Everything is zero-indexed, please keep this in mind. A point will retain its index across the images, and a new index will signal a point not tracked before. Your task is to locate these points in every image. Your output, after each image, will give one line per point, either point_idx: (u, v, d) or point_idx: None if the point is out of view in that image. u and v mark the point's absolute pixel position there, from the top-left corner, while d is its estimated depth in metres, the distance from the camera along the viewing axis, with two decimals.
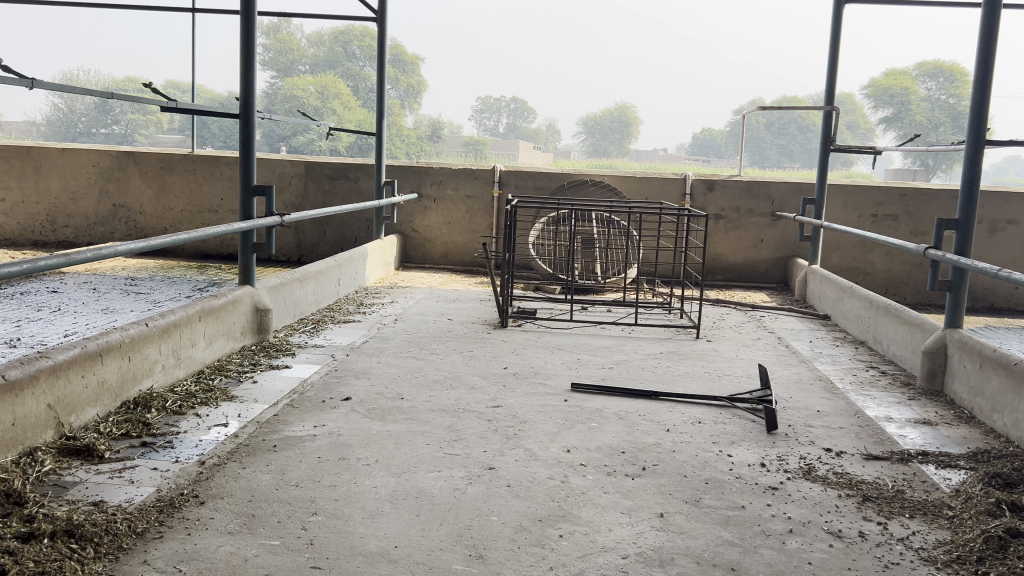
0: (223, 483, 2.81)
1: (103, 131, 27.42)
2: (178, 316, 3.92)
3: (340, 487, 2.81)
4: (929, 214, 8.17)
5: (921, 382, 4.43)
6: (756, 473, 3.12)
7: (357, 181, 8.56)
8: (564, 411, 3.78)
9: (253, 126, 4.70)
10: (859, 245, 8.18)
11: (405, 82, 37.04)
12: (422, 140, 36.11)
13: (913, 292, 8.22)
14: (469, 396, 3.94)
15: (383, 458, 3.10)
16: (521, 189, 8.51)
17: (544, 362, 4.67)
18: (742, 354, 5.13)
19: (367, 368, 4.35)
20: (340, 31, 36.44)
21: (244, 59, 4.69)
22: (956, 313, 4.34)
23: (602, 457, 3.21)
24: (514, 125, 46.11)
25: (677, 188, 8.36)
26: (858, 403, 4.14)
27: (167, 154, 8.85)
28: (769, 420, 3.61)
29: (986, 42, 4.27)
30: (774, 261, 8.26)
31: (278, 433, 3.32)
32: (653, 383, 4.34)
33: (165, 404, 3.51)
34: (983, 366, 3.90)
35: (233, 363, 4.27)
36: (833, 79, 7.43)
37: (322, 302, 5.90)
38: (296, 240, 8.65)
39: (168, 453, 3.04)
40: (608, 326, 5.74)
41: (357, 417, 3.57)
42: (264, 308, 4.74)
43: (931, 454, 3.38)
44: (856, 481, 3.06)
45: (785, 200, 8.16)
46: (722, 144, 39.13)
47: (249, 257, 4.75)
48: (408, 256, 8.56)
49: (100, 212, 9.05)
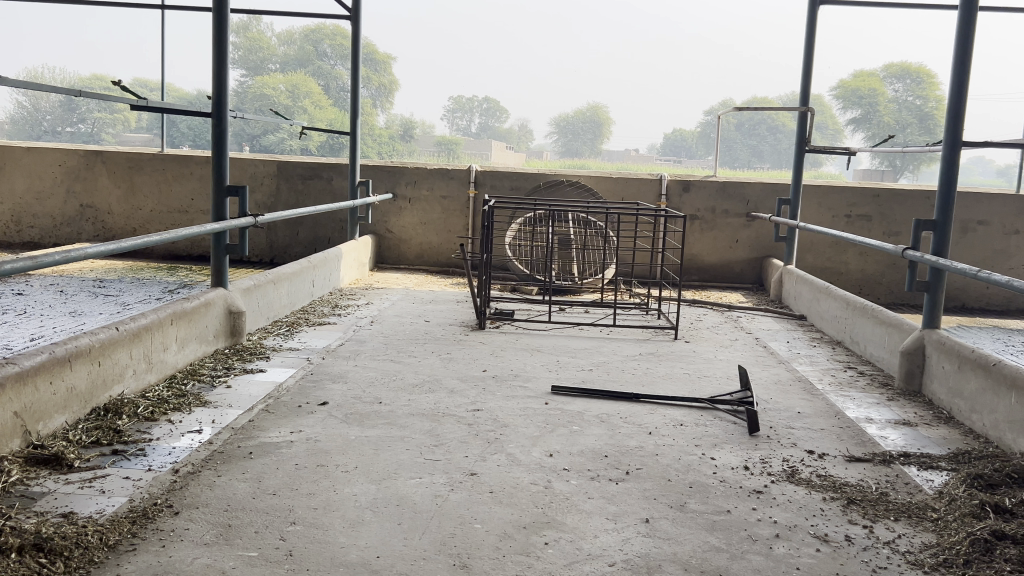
0: (198, 492, 2.73)
1: (69, 130, 26.95)
2: (150, 320, 3.82)
3: (319, 496, 2.75)
4: (902, 214, 8.23)
5: (899, 382, 4.45)
6: (740, 476, 3.10)
7: (330, 181, 8.46)
8: (545, 415, 3.73)
9: (226, 126, 4.60)
10: (833, 245, 8.22)
11: (376, 81, 36.89)
12: (394, 140, 35.94)
13: (887, 292, 8.28)
14: (448, 399, 3.89)
15: (362, 465, 3.03)
16: (496, 190, 8.46)
17: (523, 364, 4.63)
18: (720, 354, 5.12)
19: (343, 372, 4.28)
20: (310, 29, 36.14)
21: (216, 57, 4.59)
22: (933, 314, 4.36)
23: (585, 461, 3.18)
24: (487, 124, 46.01)
25: (653, 188, 8.36)
26: (838, 404, 4.13)
27: (136, 154, 8.69)
28: (751, 422, 3.59)
29: (963, 42, 4.28)
30: (749, 262, 8.29)
31: (254, 440, 3.24)
32: (633, 385, 4.31)
33: (136, 411, 3.42)
34: (961, 366, 3.91)
35: (206, 368, 4.17)
36: (807, 80, 7.45)
37: (295, 303, 5.80)
38: (269, 240, 8.53)
39: (141, 461, 2.95)
40: (586, 327, 5.71)
41: (335, 422, 3.50)
42: (237, 311, 4.65)
43: (912, 456, 3.38)
44: (840, 484, 3.05)
45: (760, 201, 8.19)
46: (693, 144, 39.35)
47: (222, 259, 4.65)
48: (383, 256, 8.48)
49: (67, 212, 8.87)
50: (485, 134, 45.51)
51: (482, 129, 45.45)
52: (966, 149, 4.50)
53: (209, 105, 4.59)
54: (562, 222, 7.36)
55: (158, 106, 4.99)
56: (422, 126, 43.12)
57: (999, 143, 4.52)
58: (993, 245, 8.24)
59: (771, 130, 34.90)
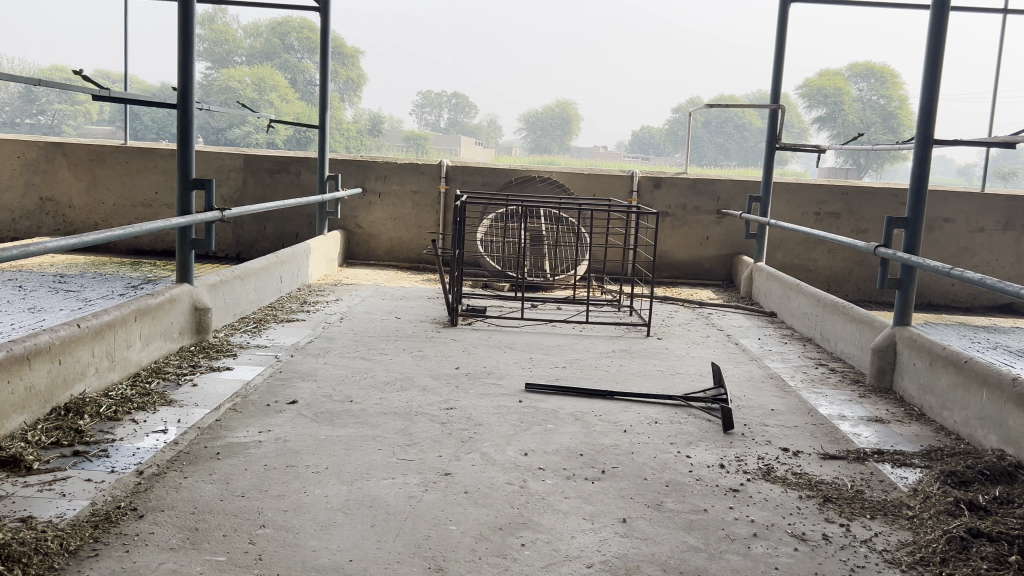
0: (163, 495, 2.64)
1: (29, 122, 26.37)
2: (112, 317, 3.72)
3: (289, 498, 2.68)
4: (870, 212, 8.30)
5: (870, 379, 4.47)
6: (716, 475, 3.07)
7: (298, 175, 8.33)
8: (519, 413, 3.69)
9: (192, 117, 4.49)
10: (802, 243, 8.28)
11: (345, 76, 36.66)
12: (362, 135, 35.67)
13: (854, 289, 8.35)
14: (421, 398, 3.82)
15: (333, 466, 2.96)
16: (467, 185, 8.39)
17: (497, 361, 4.58)
18: (693, 351, 5.12)
19: (313, 369, 4.20)
20: (277, 22, 35.66)
21: (182, 49, 4.47)
22: (904, 311, 4.39)
23: (560, 460, 3.13)
24: (456, 120, 45.86)
25: (624, 185, 8.35)
26: (811, 401, 4.14)
27: (98, 146, 8.50)
28: (726, 420, 3.57)
29: (935, 41, 4.30)
30: (720, 259, 8.31)
31: (220, 440, 3.16)
32: (607, 382, 4.28)
33: (99, 410, 3.32)
34: (933, 363, 3.93)
35: (171, 365, 4.07)
36: (778, 78, 7.48)
37: (263, 299, 5.70)
38: (235, 235, 8.39)
39: (103, 462, 2.86)
40: (558, 324, 5.67)
41: (304, 421, 3.42)
42: (202, 307, 4.54)
43: (886, 453, 3.39)
44: (815, 482, 3.05)
45: (730, 198, 8.22)
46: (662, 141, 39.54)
47: (187, 254, 4.54)
48: (352, 252, 8.38)
49: (26, 205, 8.65)
50: (453, 130, 45.36)
51: (451, 124, 45.25)
52: (937, 147, 4.53)
53: (174, 97, 4.47)
54: (534, 218, 7.33)
55: (121, 97, 4.85)
56: (391, 121, 42.81)
57: (969, 142, 4.54)
58: (958, 243, 8.34)
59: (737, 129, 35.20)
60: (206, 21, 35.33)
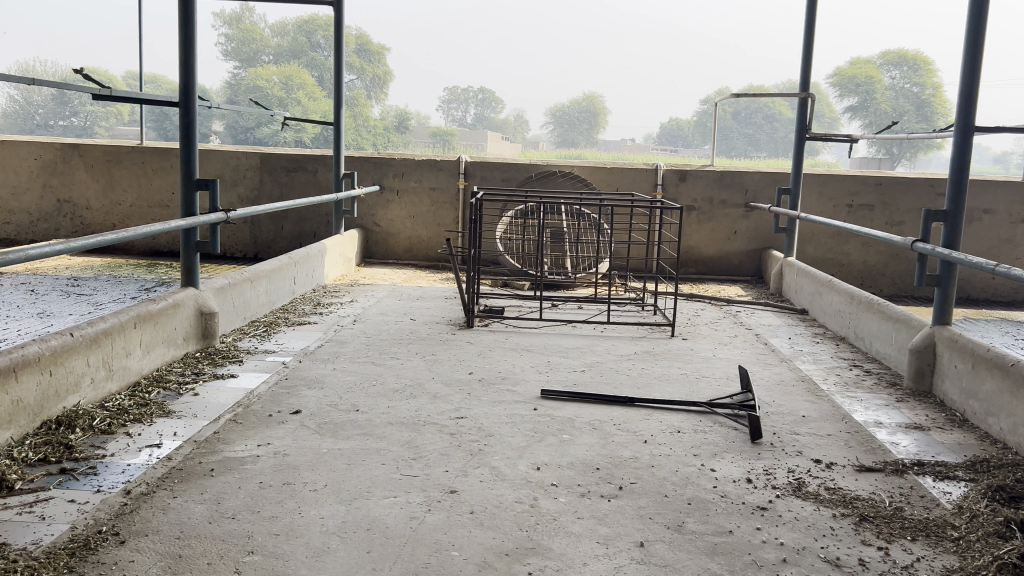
0: (149, 517, 2.49)
1: (62, 124, 26.83)
2: (110, 324, 3.57)
3: (282, 520, 2.51)
4: (906, 204, 8.00)
5: (908, 382, 4.22)
6: (742, 491, 2.86)
7: (315, 172, 8.18)
8: (533, 422, 3.49)
9: (195, 115, 4.34)
10: (834, 236, 7.99)
11: (370, 72, 36.69)
12: (390, 132, 35.64)
13: (889, 283, 8.05)
14: (430, 406, 3.64)
15: (333, 483, 2.79)
16: (487, 181, 8.20)
17: (512, 366, 4.38)
18: (719, 353, 4.88)
19: (321, 376, 4.04)
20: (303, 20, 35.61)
21: (183, 47, 4.32)
22: (944, 310, 4.12)
23: (575, 475, 2.93)
24: (482, 116, 45.74)
25: (648, 179, 8.11)
26: (845, 406, 3.90)
27: (114, 146, 8.42)
28: (753, 429, 3.34)
29: (975, 25, 4.03)
30: (748, 254, 8.05)
31: (217, 455, 3.00)
32: (627, 388, 4.07)
33: (92, 423, 3.17)
34: (976, 366, 3.67)
35: (174, 373, 3.93)
36: (808, 64, 7.19)
37: (275, 301, 5.55)
38: (252, 235, 8.28)
39: (90, 481, 2.70)
40: (579, 325, 5.46)
41: (306, 434, 3.25)
42: (209, 312, 4.39)
43: (927, 465, 3.15)
44: (851, 498, 2.82)
45: (759, 190, 7.94)
46: (689, 134, 38.99)
47: (192, 257, 4.39)
48: (371, 251, 8.23)
49: (43, 207, 8.60)
50: (480, 125, 45.28)
51: (478, 120, 45.42)
52: (978, 136, 4.25)
53: (175, 94, 4.33)
54: (554, 214, 7.14)
55: (125, 96, 4.71)
56: (418, 116, 42.66)
57: (1012, 130, 4.26)
58: (998, 235, 8.01)
59: (766, 120, 34.70)
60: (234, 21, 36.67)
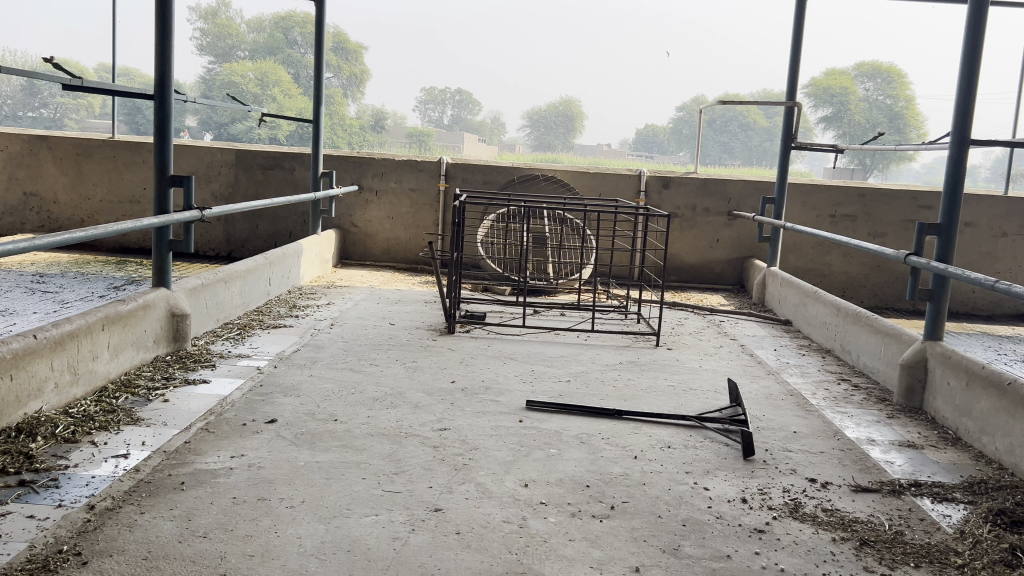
0: (114, 535, 2.33)
1: (31, 115, 26.32)
2: (76, 325, 3.40)
3: (256, 539, 2.36)
4: (888, 216, 7.98)
5: (898, 398, 4.15)
6: (738, 512, 2.75)
7: (292, 171, 8.01)
8: (519, 435, 3.37)
9: (170, 108, 4.17)
10: (816, 246, 7.96)
11: (348, 71, 36.39)
12: (365, 131, 35.32)
13: (870, 295, 8.03)
14: (412, 417, 3.51)
15: (310, 499, 2.65)
16: (468, 183, 8.07)
17: (496, 375, 4.25)
18: (706, 364, 4.79)
19: (297, 383, 3.88)
20: (281, 16, 35.27)
21: (159, 37, 4.13)
22: (936, 324, 4.06)
23: (565, 493, 2.81)
24: (458, 116, 45.55)
25: (631, 184, 8.03)
26: (836, 422, 3.81)
27: (84, 139, 8.18)
28: (745, 445, 3.24)
29: (973, 36, 3.97)
30: (730, 262, 7.99)
31: (188, 466, 2.85)
32: (614, 400, 3.96)
33: (54, 431, 3.00)
34: (970, 384, 3.60)
35: (142, 378, 3.75)
36: (795, 73, 7.14)
37: (249, 303, 5.38)
38: (226, 234, 8.09)
39: (51, 495, 2.54)
40: (562, 333, 5.35)
41: (282, 444, 3.11)
42: (180, 313, 4.22)
43: (924, 485, 3.07)
44: (849, 521, 2.72)
45: (742, 199, 7.89)
46: (665, 140, 38.97)
47: (164, 256, 4.22)
48: (348, 252, 8.07)
49: (9, 200, 8.34)
50: (457, 126, 44.93)
51: (455, 121, 45.09)
52: (972, 147, 4.20)
53: (150, 86, 4.15)
54: (536, 219, 7.03)
55: (97, 87, 4.52)
56: (395, 115, 42.30)
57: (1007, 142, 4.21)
58: (979, 248, 8.02)
59: (741, 128, 34.90)
60: (209, 16, 36.35)
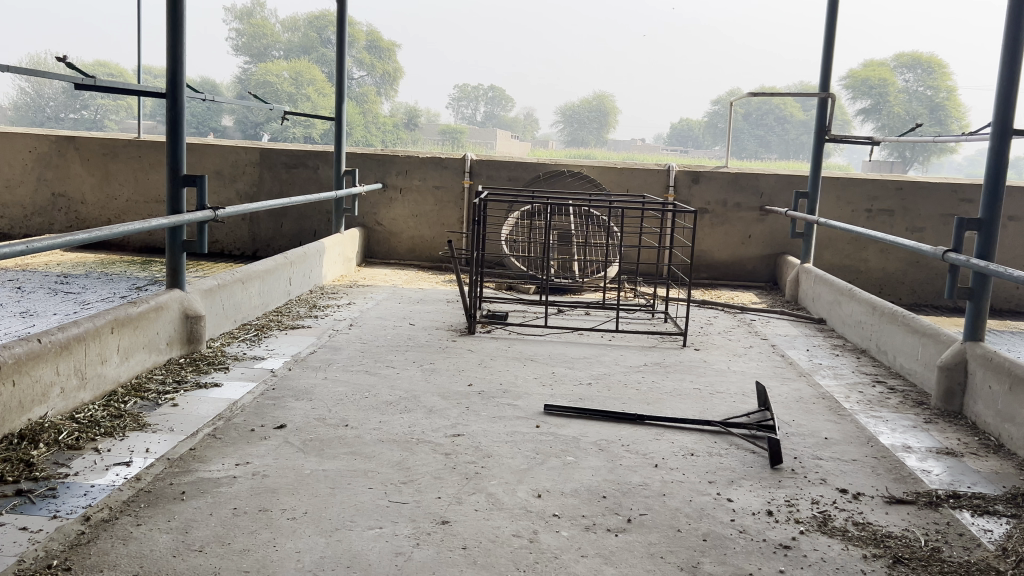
0: (107, 549, 2.25)
1: (72, 118, 26.58)
2: (83, 329, 3.34)
3: (253, 554, 2.26)
4: (927, 210, 7.71)
5: (936, 402, 3.96)
6: (763, 526, 2.60)
7: (316, 169, 7.95)
8: (535, 441, 3.24)
9: (182, 107, 4.10)
10: (852, 242, 7.73)
11: (382, 69, 36.40)
12: (399, 129, 35.29)
13: (909, 292, 7.77)
14: (426, 422, 3.40)
15: (313, 511, 2.55)
16: (494, 180, 7.96)
17: (515, 377, 4.12)
18: (734, 365, 4.62)
19: (310, 387, 3.79)
20: (314, 16, 35.36)
21: (171, 34, 4.07)
22: (976, 325, 3.87)
23: (580, 505, 2.68)
24: (492, 113, 45.33)
25: (660, 180, 7.85)
26: (870, 428, 3.64)
27: (110, 140, 8.20)
28: (773, 453, 3.09)
29: (1015, 22, 3.76)
30: (761, 259, 7.79)
31: (190, 475, 2.76)
32: (637, 404, 3.81)
33: (58, 437, 2.94)
34: (1013, 388, 3.41)
35: (153, 381, 3.69)
36: (829, 62, 6.91)
37: (268, 303, 5.32)
38: (252, 233, 8.07)
39: (47, 505, 2.46)
40: (586, 333, 5.21)
41: (289, 451, 3.02)
42: (195, 315, 4.15)
43: (963, 497, 2.89)
44: (882, 536, 2.56)
45: (774, 193, 7.68)
46: (700, 134, 38.46)
47: (178, 257, 4.16)
48: (373, 250, 8.00)
49: (38, 201, 8.40)
50: (490, 122, 44.76)
51: (488, 118, 44.91)
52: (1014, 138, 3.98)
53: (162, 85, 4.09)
54: (562, 216, 6.90)
55: (112, 86, 4.48)
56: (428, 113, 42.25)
57: None
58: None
59: (778, 121, 34.33)
60: (245, 15, 36.52)
